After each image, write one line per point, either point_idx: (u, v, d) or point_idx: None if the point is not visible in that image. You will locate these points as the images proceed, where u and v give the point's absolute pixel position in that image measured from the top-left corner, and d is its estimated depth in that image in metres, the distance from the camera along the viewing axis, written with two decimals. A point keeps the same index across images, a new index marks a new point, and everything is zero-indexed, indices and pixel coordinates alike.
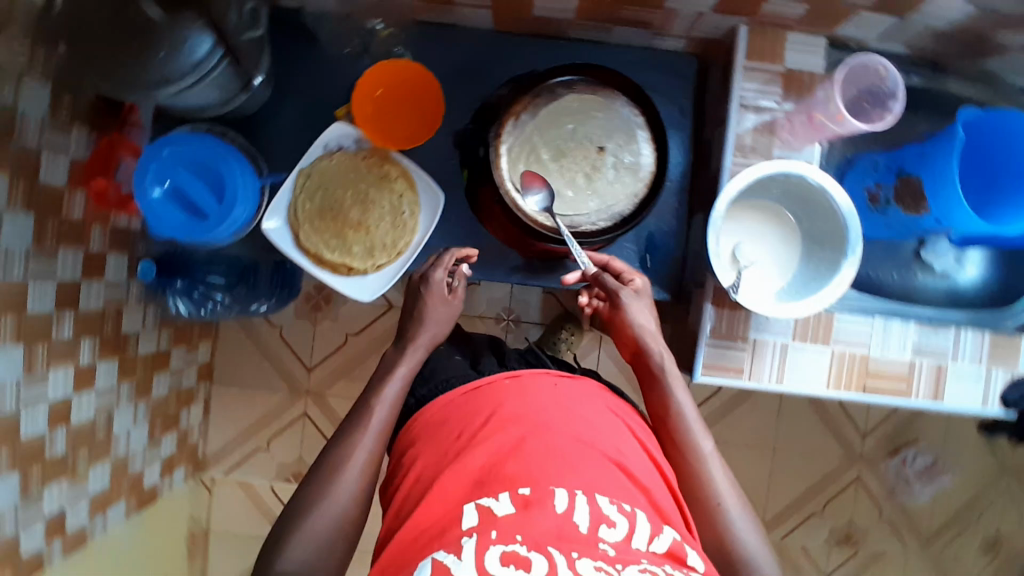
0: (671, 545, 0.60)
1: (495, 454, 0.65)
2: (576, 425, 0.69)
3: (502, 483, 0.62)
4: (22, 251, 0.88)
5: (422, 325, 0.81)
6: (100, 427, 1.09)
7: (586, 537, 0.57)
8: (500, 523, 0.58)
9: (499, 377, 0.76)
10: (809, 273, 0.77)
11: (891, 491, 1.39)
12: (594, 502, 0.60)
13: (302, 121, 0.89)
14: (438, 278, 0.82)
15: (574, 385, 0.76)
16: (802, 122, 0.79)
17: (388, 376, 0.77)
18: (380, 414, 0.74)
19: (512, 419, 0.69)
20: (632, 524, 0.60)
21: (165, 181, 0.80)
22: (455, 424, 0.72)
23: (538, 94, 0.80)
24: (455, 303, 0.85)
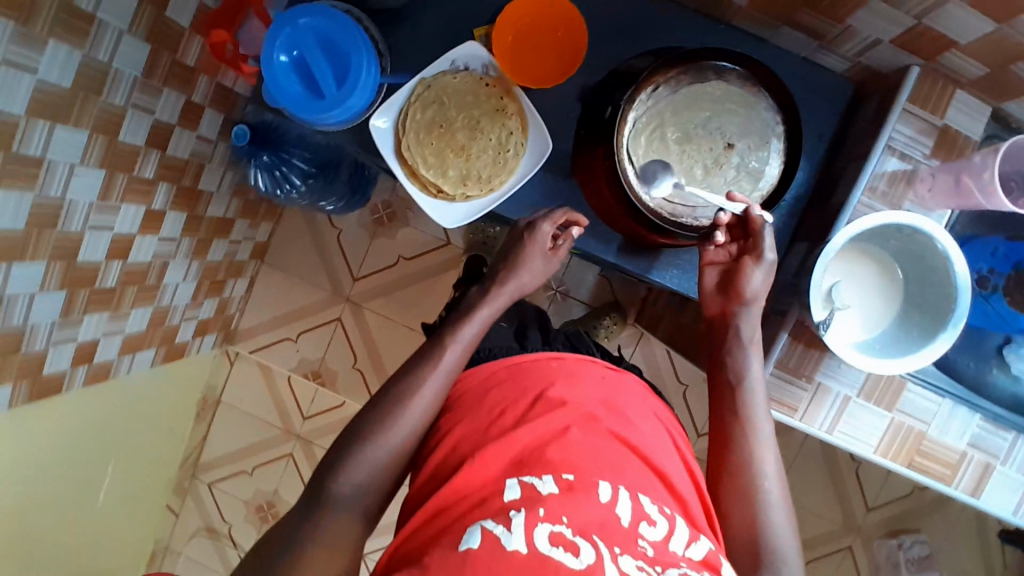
0: (707, 553, 0.60)
1: (541, 436, 0.67)
2: (624, 428, 0.70)
3: (545, 464, 0.63)
4: (132, 77, 0.86)
5: (514, 273, 0.81)
6: (152, 272, 1.12)
7: (628, 531, 0.58)
8: (546, 501, 0.59)
9: (543, 359, 0.77)
10: (898, 336, 0.74)
11: (877, 570, 1.36)
12: (637, 501, 0.61)
13: (439, 28, 0.86)
14: (545, 229, 0.82)
15: (622, 382, 0.77)
16: (947, 182, 0.74)
17: (466, 319, 0.78)
18: (451, 355, 0.74)
19: (557, 403, 0.70)
20: (672, 527, 0.61)
21: (294, 50, 0.79)
22: (498, 397, 0.73)
23: (685, 71, 0.77)
24: (553, 261, 0.84)
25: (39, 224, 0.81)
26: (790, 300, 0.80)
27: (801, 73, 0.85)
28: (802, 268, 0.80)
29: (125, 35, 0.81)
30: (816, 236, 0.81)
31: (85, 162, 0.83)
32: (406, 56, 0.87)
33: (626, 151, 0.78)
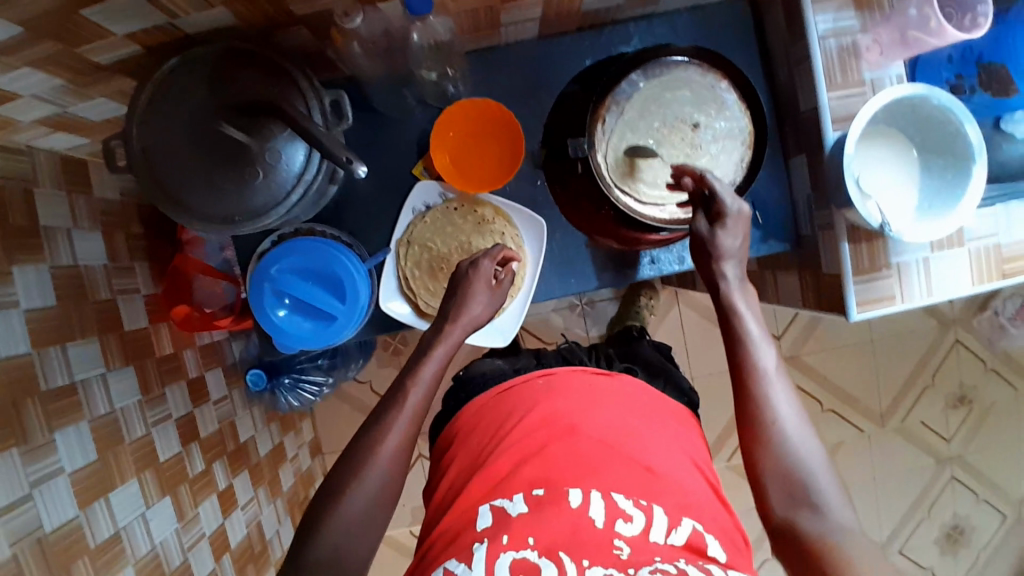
0: (690, 536, 0.64)
1: (521, 458, 0.70)
2: (600, 415, 0.73)
3: (521, 484, 0.67)
4: (136, 404, 0.92)
5: (463, 310, 0.74)
6: (255, 541, 1.12)
7: (601, 534, 0.62)
8: (512, 524, 0.64)
9: (531, 378, 0.80)
10: (937, 184, 0.76)
11: (990, 342, 1.42)
12: (610, 499, 0.64)
13: (378, 188, 0.86)
14: (487, 265, 0.76)
15: (608, 381, 0.79)
16: (893, 40, 0.77)
17: (426, 355, 0.73)
18: (415, 396, 0.70)
19: (541, 424, 0.73)
20: (650, 517, 0.64)
21: (283, 297, 0.77)
22: (487, 426, 0.76)
23: (616, 92, 0.78)
24: (499, 294, 0.77)
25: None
26: (828, 210, 0.80)
27: (697, 22, 0.87)
28: (819, 180, 0.81)
29: (108, 374, 0.87)
30: (808, 146, 0.82)
31: (151, 503, 0.90)
32: (366, 230, 0.86)
33: (616, 189, 0.78)
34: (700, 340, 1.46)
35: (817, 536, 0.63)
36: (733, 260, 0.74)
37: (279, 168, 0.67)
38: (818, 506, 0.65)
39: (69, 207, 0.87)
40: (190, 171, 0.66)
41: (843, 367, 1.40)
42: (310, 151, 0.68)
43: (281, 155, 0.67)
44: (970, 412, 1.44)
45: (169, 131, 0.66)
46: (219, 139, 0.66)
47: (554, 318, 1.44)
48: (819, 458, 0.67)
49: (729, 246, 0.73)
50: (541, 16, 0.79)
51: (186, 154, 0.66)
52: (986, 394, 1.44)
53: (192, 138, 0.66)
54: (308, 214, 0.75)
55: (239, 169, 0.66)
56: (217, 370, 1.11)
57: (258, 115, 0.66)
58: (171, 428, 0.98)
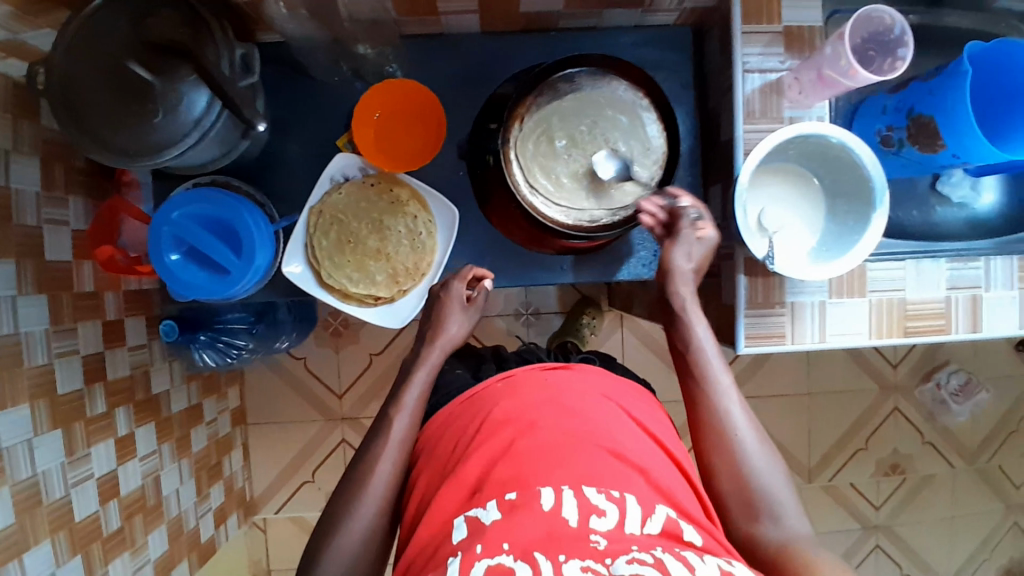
0: (666, 523, 0.62)
1: (490, 459, 0.68)
2: (562, 410, 0.72)
3: (493, 489, 0.65)
4: (43, 334, 0.93)
5: (442, 329, 0.82)
6: (150, 493, 1.13)
7: (577, 531, 0.59)
8: (486, 533, 0.60)
9: (491, 382, 0.79)
10: (839, 228, 0.77)
11: (930, 414, 1.40)
12: (581, 496, 0.62)
13: (304, 156, 0.88)
14: (458, 287, 0.83)
15: (567, 376, 0.78)
16: (812, 79, 0.77)
17: (407, 383, 0.79)
18: (401, 421, 0.76)
19: (503, 422, 0.71)
20: (622, 509, 0.62)
21: (182, 243, 0.78)
22: (453, 438, 0.75)
23: (540, 92, 0.79)
24: (472, 312, 0.84)
25: (24, 506, 0.87)
26: (731, 242, 0.80)
27: (641, 41, 0.89)
28: (727, 210, 0.81)
29: (18, 298, 0.89)
30: (724, 174, 0.83)
31: (39, 433, 0.91)
32: (285, 195, 0.88)
33: (524, 186, 0.79)
34: (640, 365, 1.46)
35: (776, 543, 0.66)
36: (687, 284, 0.78)
37: (179, 110, 0.69)
38: (773, 513, 0.68)
39: (13, 132, 0.89)
40: (93, 101, 0.68)
41: (777, 417, 1.38)
42: (213, 99, 0.70)
43: (183, 98, 0.68)
44: (901, 483, 1.41)
45: (81, 61, 0.68)
46: (126, 75, 0.68)
47: (496, 323, 1.44)
48: (765, 448, 0.71)
49: (681, 268, 0.78)
50: (480, 11, 0.81)
51: (94, 84, 0.68)
52: (921, 466, 1.41)
53: (103, 69, 0.68)
54: (219, 163, 0.79)
55: (140, 104, 0.68)
56: (139, 318, 1.13)
57: (168, 58, 0.68)
58: (77, 364, 0.99)
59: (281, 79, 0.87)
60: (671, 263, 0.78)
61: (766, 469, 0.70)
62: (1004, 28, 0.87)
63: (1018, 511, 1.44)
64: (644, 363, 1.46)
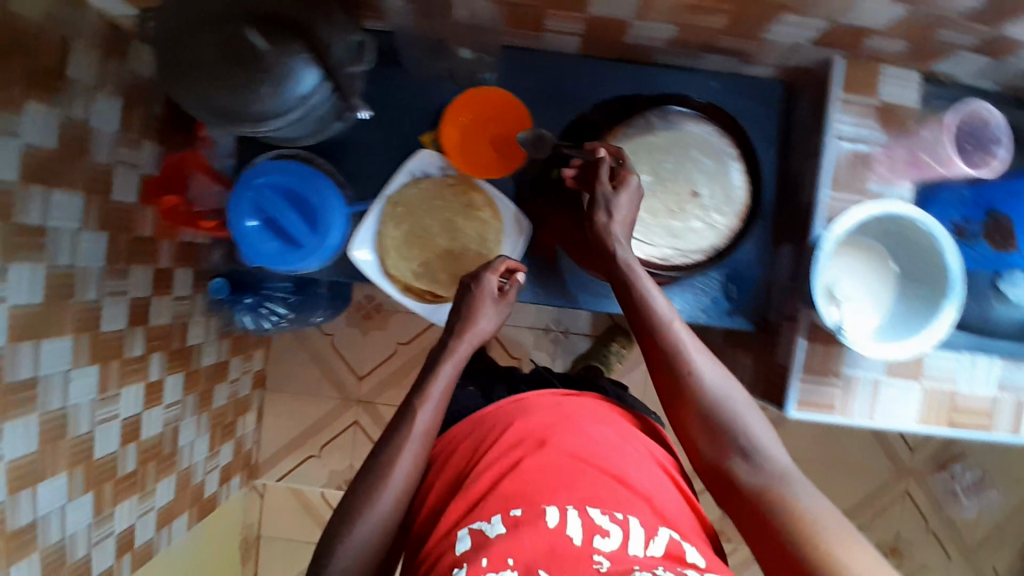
0: (668, 545, 0.64)
1: (498, 475, 0.69)
2: (574, 431, 0.73)
3: (498, 504, 0.66)
4: (98, 270, 0.94)
5: (472, 325, 0.76)
6: (167, 442, 1.14)
7: (580, 551, 0.61)
8: (491, 547, 0.62)
9: (502, 402, 0.80)
10: (907, 310, 0.77)
11: (938, 504, 1.39)
12: (586, 516, 0.64)
13: (384, 142, 0.88)
14: (490, 278, 0.77)
15: (577, 399, 0.79)
16: (903, 159, 0.79)
17: (432, 374, 0.74)
18: (424, 414, 0.71)
19: (515, 441, 0.72)
20: (626, 531, 0.63)
21: (261, 211, 0.80)
22: (465, 450, 0.76)
23: (630, 123, 0.80)
24: (504, 307, 0.79)
25: (50, 437, 0.88)
26: (796, 303, 0.80)
27: (733, 88, 0.88)
28: (796, 271, 0.80)
29: (81, 232, 0.90)
30: (796, 235, 0.82)
31: (77, 365, 0.92)
32: (360, 178, 0.88)
33: None
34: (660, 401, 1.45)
35: (759, 484, 0.63)
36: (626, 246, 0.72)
37: (285, 86, 0.67)
38: (749, 451, 0.64)
39: (100, 68, 0.90)
40: (201, 60, 0.67)
41: None
42: (321, 79, 0.68)
43: (291, 73, 0.67)
44: (898, 566, 1.40)
45: (194, 18, 0.68)
46: (237, 38, 0.67)
47: (525, 335, 1.45)
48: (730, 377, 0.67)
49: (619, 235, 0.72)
50: (584, 34, 0.81)
51: (203, 43, 0.67)
52: (920, 552, 1.40)
53: (216, 27, 0.67)
54: (308, 140, 0.78)
55: (246, 72, 0.67)
56: (187, 270, 1.13)
57: (283, 29, 0.66)
58: (124, 305, 1.00)
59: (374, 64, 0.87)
60: (604, 230, 0.73)
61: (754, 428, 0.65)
62: None
63: None
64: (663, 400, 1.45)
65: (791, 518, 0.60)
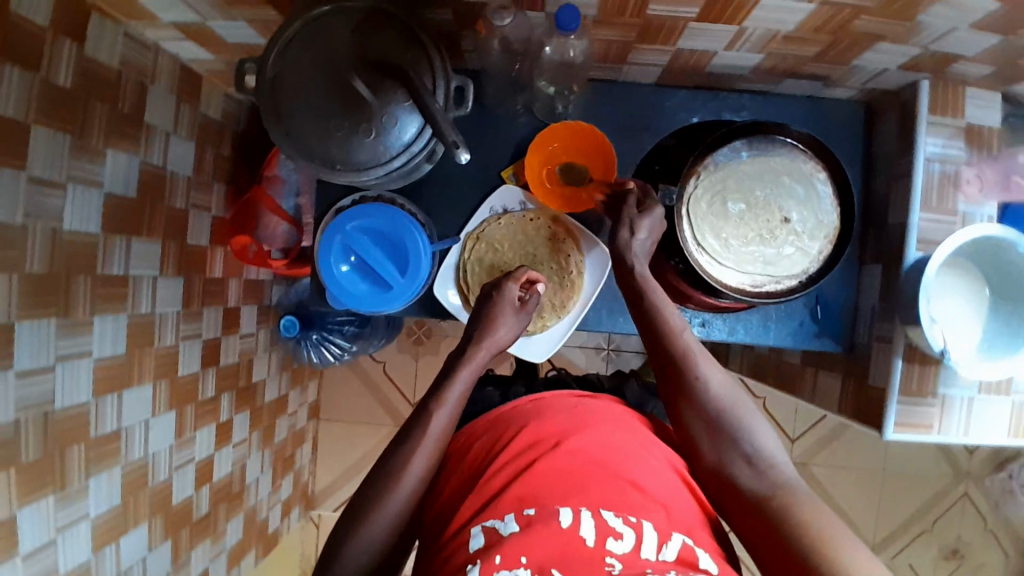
0: (682, 550, 0.60)
1: (513, 472, 0.66)
2: (591, 432, 0.70)
3: (510, 504, 0.62)
4: (174, 315, 0.94)
5: (490, 331, 0.76)
6: (235, 481, 1.13)
7: (592, 552, 0.58)
8: (503, 546, 0.58)
9: (520, 403, 0.77)
10: (1002, 330, 0.76)
11: (996, 504, 1.39)
12: (599, 517, 0.60)
13: (465, 180, 0.88)
14: (512, 288, 0.78)
15: (595, 403, 0.77)
16: (994, 180, 0.80)
17: (450, 376, 0.72)
18: (442, 415, 0.68)
19: (530, 443, 0.69)
20: (640, 535, 0.60)
21: (350, 255, 0.79)
22: (480, 449, 0.73)
23: (718, 152, 0.80)
24: (524, 316, 0.79)
25: (132, 486, 0.87)
26: (890, 324, 0.81)
27: (812, 112, 0.89)
28: (890, 291, 0.81)
29: (159, 279, 0.90)
30: (886, 256, 0.83)
31: (157, 413, 0.91)
32: (442, 215, 0.88)
33: (691, 245, 0.80)
34: None
35: (764, 494, 0.64)
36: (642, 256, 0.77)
37: (389, 134, 0.68)
38: (756, 460, 0.66)
39: (175, 112, 0.91)
40: (310, 109, 0.68)
41: (846, 487, 1.38)
42: (423, 127, 0.69)
43: (395, 121, 0.68)
44: (957, 568, 1.41)
45: (303, 67, 0.69)
46: (345, 89, 0.68)
47: (577, 354, 1.45)
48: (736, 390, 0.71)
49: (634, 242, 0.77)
50: (667, 64, 0.82)
51: (312, 94, 0.68)
52: (980, 554, 1.41)
53: (323, 77, 0.68)
54: (396, 183, 0.76)
55: (353, 121, 0.68)
56: (252, 306, 1.13)
57: (389, 80, 0.68)
58: (197, 348, 0.99)
59: None
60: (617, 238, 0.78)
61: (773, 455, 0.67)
62: None
63: None
64: None
65: (809, 534, 0.59)
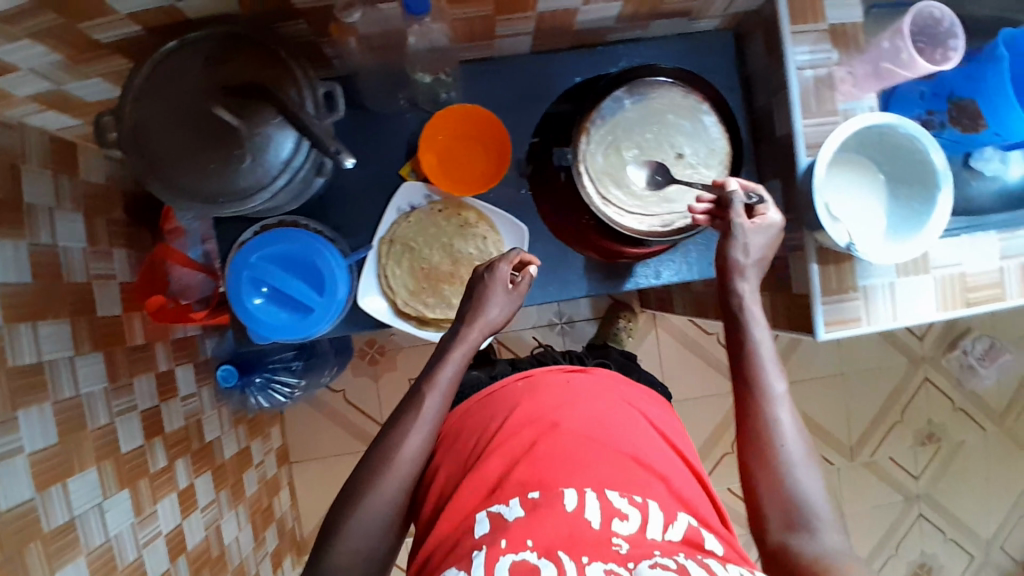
0: (687, 530, 0.67)
1: (510, 460, 0.72)
2: (582, 410, 0.77)
3: (515, 487, 0.69)
4: (102, 392, 0.90)
5: (480, 312, 0.77)
6: (212, 544, 1.09)
7: (599, 534, 0.63)
8: (510, 530, 0.64)
9: (510, 382, 0.83)
10: (904, 212, 0.79)
11: (958, 381, 1.45)
12: (605, 498, 0.67)
13: (365, 188, 0.87)
14: (503, 269, 0.77)
15: (584, 379, 0.82)
16: (867, 72, 0.81)
17: (443, 360, 0.76)
18: (432, 402, 0.73)
19: (525, 423, 0.76)
20: (645, 514, 0.66)
21: (262, 287, 0.78)
22: (472, 433, 0.79)
23: (603, 105, 0.81)
24: (515, 298, 0.79)
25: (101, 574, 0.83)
26: (799, 231, 0.83)
27: (685, 48, 0.91)
28: (793, 202, 0.84)
29: (76, 359, 0.85)
30: (783, 169, 0.85)
31: (109, 495, 0.87)
32: (351, 228, 0.88)
33: (596, 200, 0.81)
34: (677, 364, 1.47)
35: (810, 554, 0.64)
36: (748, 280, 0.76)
37: (267, 154, 0.67)
38: (811, 525, 0.66)
39: (54, 186, 0.87)
40: (180, 150, 0.67)
41: (815, 399, 1.42)
42: (299, 141, 0.68)
43: (269, 142, 0.67)
44: (937, 451, 1.46)
45: (162, 109, 0.67)
46: (211, 122, 0.66)
47: (532, 335, 1.44)
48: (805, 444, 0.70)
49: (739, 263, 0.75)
50: (534, 31, 0.82)
51: (178, 133, 0.66)
52: (955, 432, 1.46)
53: (184, 113, 0.66)
54: (291, 203, 0.77)
55: (225, 150, 0.66)
56: (187, 366, 1.10)
57: (252, 101, 0.66)
58: (136, 420, 0.96)
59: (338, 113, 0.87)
60: (729, 258, 0.76)
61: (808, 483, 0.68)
62: None
63: None
64: (681, 360, 1.47)
65: None
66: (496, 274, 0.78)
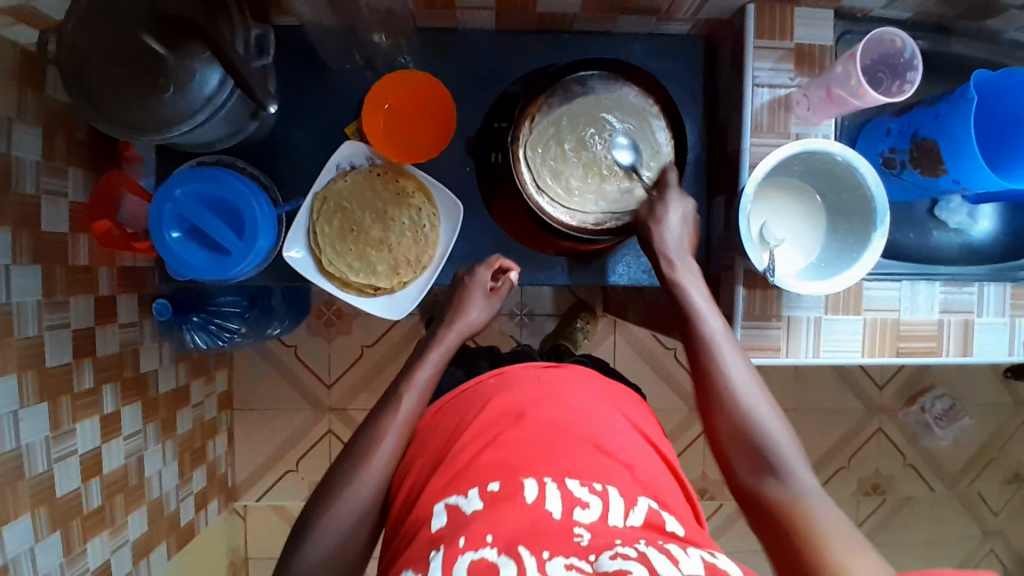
0: (648, 515, 0.62)
1: (475, 449, 0.67)
2: (553, 402, 0.72)
3: (476, 477, 0.63)
4: (35, 305, 0.91)
5: (462, 314, 0.82)
6: (132, 473, 1.11)
7: (560, 523, 0.58)
8: (470, 525, 0.58)
9: (483, 378, 0.78)
10: (837, 246, 0.79)
11: (913, 436, 1.42)
12: (565, 488, 0.61)
13: (311, 143, 0.89)
14: (483, 273, 0.85)
15: (558, 372, 0.77)
16: (820, 98, 0.78)
17: (420, 362, 0.78)
18: (409, 400, 0.75)
19: (492, 416, 0.70)
20: (606, 502, 0.61)
21: (182, 222, 0.78)
22: (441, 430, 0.73)
23: (552, 94, 0.81)
24: (494, 301, 0.86)
25: (6, 478, 0.85)
26: (733, 253, 0.82)
27: (654, 49, 0.90)
28: (730, 221, 0.83)
29: (13, 268, 0.86)
30: (728, 186, 0.85)
31: (27, 405, 0.88)
32: (291, 181, 0.89)
33: (531, 187, 0.80)
34: (630, 373, 1.46)
35: (781, 497, 0.63)
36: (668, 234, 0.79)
37: (190, 88, 0.69)
38: (777, 467, 0.65)
39: (17, 99, 0.87)
40: (104, 72, 0.68)
41: None
42: (225, 79, 0.70)
43: (195, 76, 0.69)
44: (882, 503, 1.42)
45: (92, 31, 0.68)
46: (138, 48, 0.68)
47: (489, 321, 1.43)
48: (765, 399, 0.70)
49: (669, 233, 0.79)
50: (497, 9, 0.82)
51: (105, 56, 0.68)
52: (901, 487, 1.42)
53: (113, 38, 0.68)
54: (224, 143, 0.81)
55: (148, 80, 0.68)
56: (133, 296, 1.12)
57: (185, 37, 0.68)
58: (68, 338, 0.97)
59: (297, 64, 0.88)
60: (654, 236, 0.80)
61: (794, 464, 0.65)
62: (1009, 57, 0.88)
63: (995, 537, 1.45)
64: (635, 371, 1.46)
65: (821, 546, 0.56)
66: (476, 278, 0.86)
